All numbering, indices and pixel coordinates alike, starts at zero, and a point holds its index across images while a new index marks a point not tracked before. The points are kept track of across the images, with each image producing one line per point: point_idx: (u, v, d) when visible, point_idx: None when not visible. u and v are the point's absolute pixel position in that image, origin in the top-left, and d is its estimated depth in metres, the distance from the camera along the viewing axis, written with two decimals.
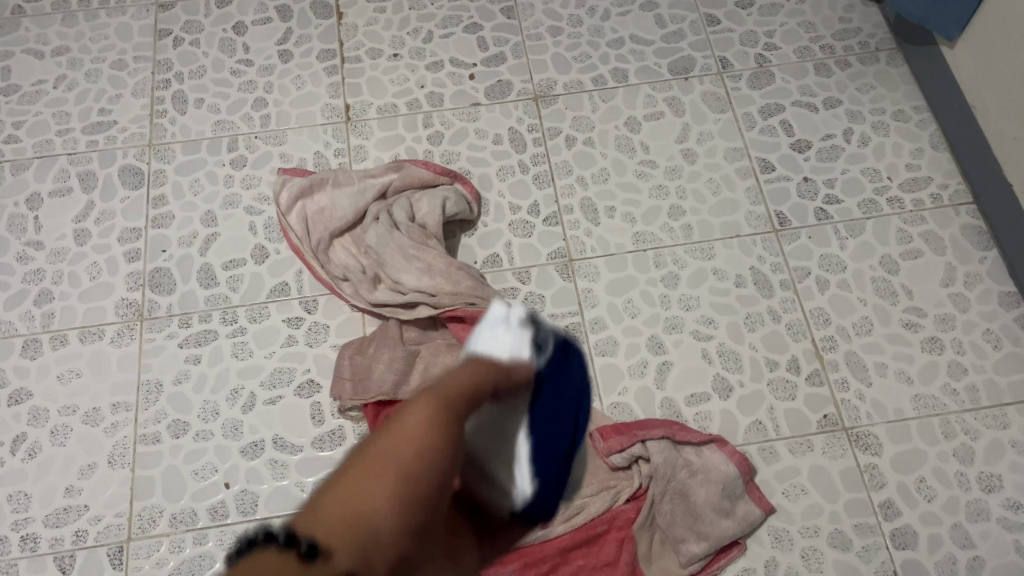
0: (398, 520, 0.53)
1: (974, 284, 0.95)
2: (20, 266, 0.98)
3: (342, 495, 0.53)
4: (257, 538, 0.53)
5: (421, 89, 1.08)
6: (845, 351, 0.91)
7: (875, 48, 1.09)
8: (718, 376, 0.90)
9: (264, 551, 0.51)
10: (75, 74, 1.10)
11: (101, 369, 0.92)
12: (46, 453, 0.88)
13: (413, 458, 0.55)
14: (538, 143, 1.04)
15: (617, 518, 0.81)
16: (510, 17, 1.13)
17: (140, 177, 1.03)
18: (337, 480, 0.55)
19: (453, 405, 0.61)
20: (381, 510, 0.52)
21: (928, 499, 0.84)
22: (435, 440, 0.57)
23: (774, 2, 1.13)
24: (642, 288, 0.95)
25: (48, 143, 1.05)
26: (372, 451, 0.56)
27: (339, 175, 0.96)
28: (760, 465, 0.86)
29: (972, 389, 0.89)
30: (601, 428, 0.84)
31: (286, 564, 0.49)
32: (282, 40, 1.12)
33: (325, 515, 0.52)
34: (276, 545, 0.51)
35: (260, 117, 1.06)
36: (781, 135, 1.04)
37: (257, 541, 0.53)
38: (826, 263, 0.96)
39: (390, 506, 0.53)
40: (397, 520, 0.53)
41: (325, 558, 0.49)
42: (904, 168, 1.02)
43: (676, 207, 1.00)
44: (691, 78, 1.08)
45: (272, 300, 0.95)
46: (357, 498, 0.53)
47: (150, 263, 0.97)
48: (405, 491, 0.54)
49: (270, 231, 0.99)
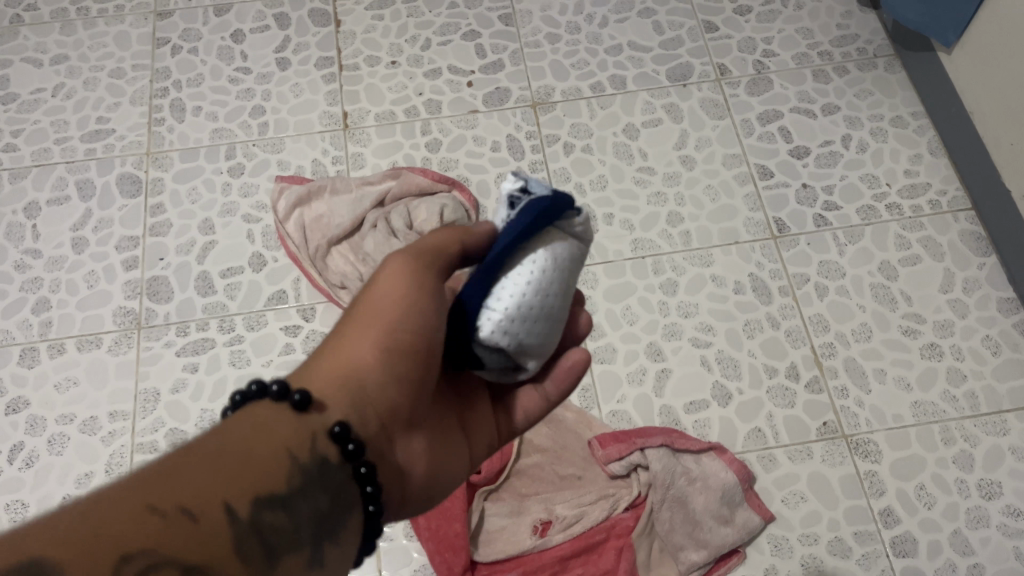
0: (390, 363, 0.46)
1: (973, 290, 0.94)
2: (18, 274, 0.98)
3: (334, 352, 0.47)
4: (237, 392, 0.43)
5: (419, 97, 1.08)
6: (844, 358, 0.91)
7: (873, 54, 1.09)
8: (717, 384, 0.90)
9: (253, 402, 0.43)
10: (73, 83, 1.10)
11: (98, 377, 0.91)
12: (43, 462, 0.87)
13: (409, 308, 0.47)
14: (536, 149, 1.04)
15: (615, 527, 0.81)
16: (508, 24, 1.13)
17: (138, 185, 1.03)
18: (331, 340, 0.48)
19: (434, 257, 0.50)
20: (370, 364, 0.46)
21: (928, 506, 0.84)
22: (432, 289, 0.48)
23: (772, 9, 1.14)
24: (640, 295, 0.95)
25: (46, 151, 1.05)
26: (369, 302, 0.48)
27: (337, 183, 0.98)
28: (760, 472, 0.86)
29: (971, 395, 0.89)
30: (600, 436, 0.84)
31: (279, 424, 0.42)
32: (280, 48, 1.12)
33: (317, 380, 0.45)
34: (266, 397, 0.43)
35: (259, 125, 1.06)
36: (779, 141, 1.04)
37: (234, 402, 0.43)
38: (825, 269, 0.96)
39: (380, 359, 0.46)
40: (390, 366, 0.46)
41: (316, 413, 0.44)
42: (902, 174, 1.02)
43: (675, 213, 1.00)
44: (689, 85, 1.08)
45: (270, 308, 0.94)
46: (348, 355, 0.46)
47: (148, 271, 0.97)
48: (398, 325, 0.47)
49: (268, 238, 0.99)
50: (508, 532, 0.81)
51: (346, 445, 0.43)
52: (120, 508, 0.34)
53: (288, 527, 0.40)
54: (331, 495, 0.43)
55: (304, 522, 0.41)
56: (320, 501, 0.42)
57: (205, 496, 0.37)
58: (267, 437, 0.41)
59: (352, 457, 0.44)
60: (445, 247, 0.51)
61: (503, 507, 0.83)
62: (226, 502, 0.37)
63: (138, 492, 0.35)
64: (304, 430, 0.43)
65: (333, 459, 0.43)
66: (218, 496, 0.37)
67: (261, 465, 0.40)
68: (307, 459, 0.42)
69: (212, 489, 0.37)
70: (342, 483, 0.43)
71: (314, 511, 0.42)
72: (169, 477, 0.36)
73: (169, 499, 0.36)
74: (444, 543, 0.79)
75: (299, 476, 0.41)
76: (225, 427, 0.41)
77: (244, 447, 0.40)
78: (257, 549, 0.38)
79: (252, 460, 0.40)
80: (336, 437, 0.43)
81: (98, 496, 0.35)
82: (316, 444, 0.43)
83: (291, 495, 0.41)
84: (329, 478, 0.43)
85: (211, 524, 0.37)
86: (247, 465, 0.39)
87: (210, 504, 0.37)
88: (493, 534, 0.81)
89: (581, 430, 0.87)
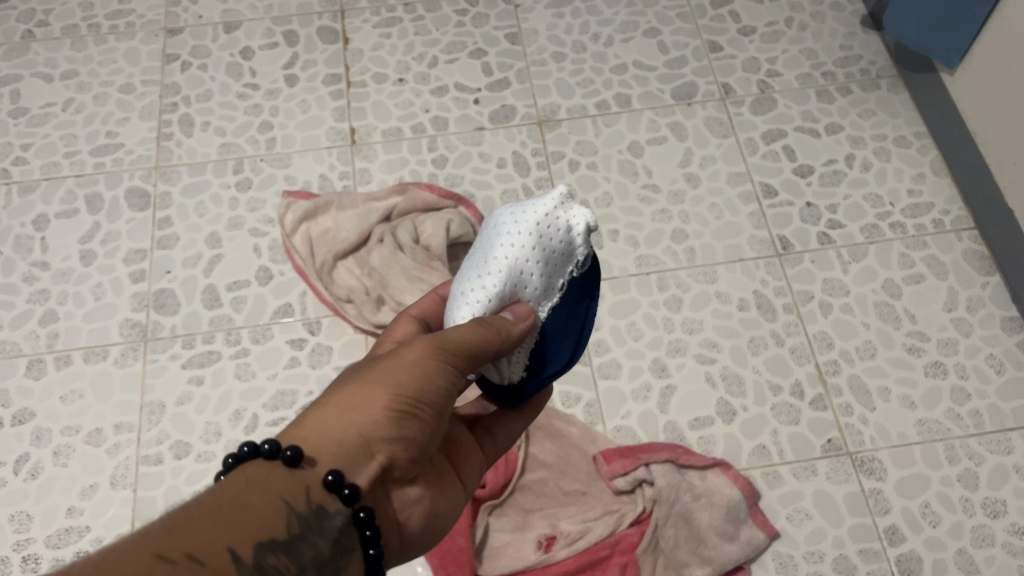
0: (393, 432, 0.47)
1: (977, 308, 0.95)
2: (26, 286, 0.98)
3: (339, 407, 0.47)
4: (230, 457, 0.45)
5: (426, 114, 1.09)
6: (848, 375, 0.91)
7: (876, 75, 1.10)
8: (721, 401, 0.90)
9: (248, 463, 0.45)
10: (83, 98, 1.11)
11: (103, 390, 0.91)
12: (48, 474, 0.87)
13: (420, 388, 0.48)
14: (542, 166, 1.05)
15: (620, 543, 0.80)
16: (514, 43, 1.14)
17: (145, 199, 1.04)
18: (332, 397, 0.48)
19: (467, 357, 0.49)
20: (375, 427, 0.47)
21: (933, 525, 0.84)
22: (444, 376, 0.49)
23: (776, 30, 1.15)
24: (645, 311, 0.95)
25: (56, 165, 1.06)
26: (383, 367, 0.49)
27: (344, 200, 0.99)
28: (764, 489, 0.86)
29: (976, 414, 0.89)
30: (603, 452, 0.85)
31: (273, 478, 0.44)
32: (288, 65, 1.13)
33: (315, 434, 0.46)
34: (259, 457, 0.45)
35: (266, 140, 1.07)
36: (783, 160, 1.05)
37: (230, 465, 0.45)
38: (829, 287, 0.96)
39: (386, 422, 0.47)
40: (393, 434, 0.47)
41: (309, 468, 0.45)
42: (906, 193, 1.02)
43: (679, 230, 1.00)
44: (693, 104, 1.09)
45: (276, 322, 0.95)
46: (353, 416, 0.47)
47: (154, 283, 0.98)
48: (408, 398, 0.47)
49: (275, 253, 0.99)
50: (512, 548, 0.81)
51: (342, 490, 0.45)
52: (129, 559, 0.36)
53: (290, 568, 0.42)
54: (332, 538, 0.44)
55: (306, 563, 0.43)
56: (320, 547, 0.44)
57: (208, 542, 0.39)
58: (263, 488, 0.43)
59: (349, 501, 0.45)
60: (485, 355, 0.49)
61: (507, 523, 0.83)
62: (229, 547, 0.40)
63: (145, 541, 0.37)
64: (298, 482, 0.44)
65: (329, 506, 0.45)
66: (220, 542, 0.39)
67: (259, 513, 0.42)
68: (304, 507, 0.44)
69: (213, 534, 0.39)
70: (340, 525, 0.45)
71: (317, 554, 0.43)
72: (176, 528, 0.39)
73: (173, 546, 0.38)
74: (448, 557, 0.79)
75: (296, 521, 0.43)
76: (220, 485, 0.43)
77: (243, 499, 0.42)
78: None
79: (250, 507, 0.42)
80: (330, 486, 0.45)
81: (109, 551, 0.37)
82: (311, 493, 0.44)
83: (290, 538, 0.42)
84: (326, 522, 0.44)
85: (216, 566, 0.39)
86: (246, 512, 0.41)
87: (213, 547, 0.39)
88: (498, 549, 0.81)
89: (585, 446, 0.87)
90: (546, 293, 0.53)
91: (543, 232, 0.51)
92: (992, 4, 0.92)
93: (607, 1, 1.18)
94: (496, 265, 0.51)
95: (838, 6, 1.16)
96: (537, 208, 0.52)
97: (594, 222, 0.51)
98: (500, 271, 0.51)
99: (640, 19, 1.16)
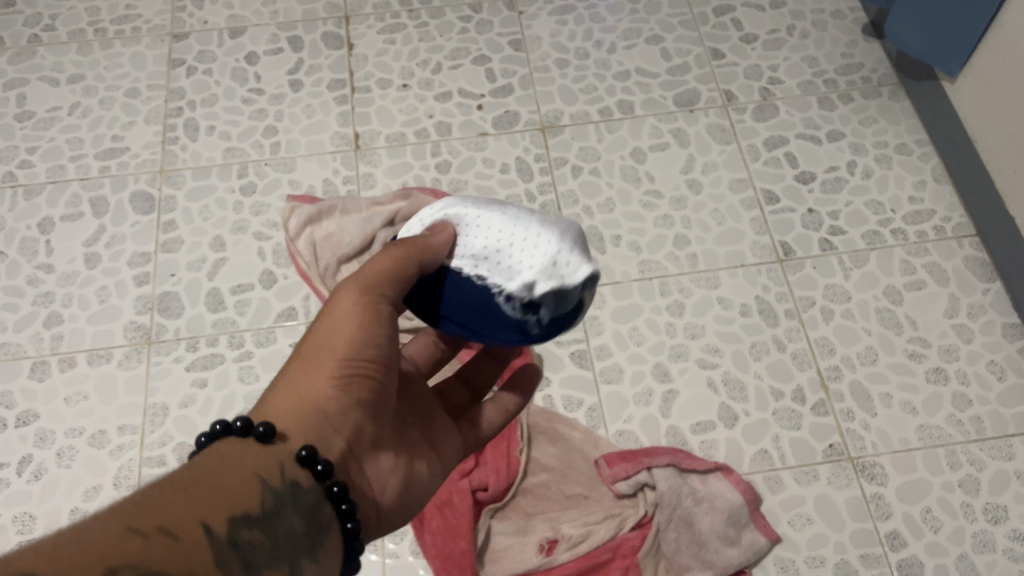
0: (347, 392, 0.50)
1: (978, 315, 0.95)
2: (31, 288, 0.99)
3: (288, 390, 0.49)
4: (205, 435, 0.46)
5: (430, 119, 1.09)
6: (850, 381, 0.92)
7: (877, 83, 1.11)
8: (723, 406, 0.90)
9: (221, 441, 0.46)
10: (89, 102, 1.12)
11: (107, 392, 0.92)
12: (51, 475, 0.88)
13: (358, 343, 0.50)
14: (545, 172, 1.05)
15: (622, 547, 0.81)
16: (517, 49, 1.15)
17: (151, 202, 1.04)
18: (279, 381, 0.50)
19: (384, 291, 0.52)
20: (327, 396, 0.49)
21: (934, 530, 0.84)
22: (376, 326, 0.51)
23: (778, 37, 1.15)
24: (647, 316, 0.95)
25: (62, 168, 1.07)
26: (319, 339, 0.51)
27: (348, 204, 1.00)
28: (766, 494, 0.86)
29: (977, 420, 0.89)
30: (606, 456, 0.85)
31: (248, 455, 0.45)
32: (293, 70, 1.14)
33: (275, 417, 0.48)
34: (233, 435, 0.46)
35: (271, 145, 1.08)
36: (785, 166, 1.05)
37: (204, 443, 0.46)
38: (831, 293, 0.97)
39: (336, 388, 0.50)
40: (348, 397, 0.50)
41: (280, 443, 0.47)
42: (907, 200, 1.03)
43: (682, 236, 1.01)
44: (695, 111, 1.10)
45: (279, 325, 0.95)
46: (302, 393, 0.49)
47: (159, 286, 0.98)
48: (351, 360, 0.50)
49: (279, 256, 1.00)
50: (514, 551, 0.82)
51: (314, 465, 0.47)
52: (103, 533, 0.36)
53: (264, 543, 0.42)
54: (306, 513, 0.45)
55: (281, 538, 0.43)
56: (294, 521, 0.44)
57: (182, 518, 0.39)
58: (237, 465, 0.44)
59: (321, 476, 0.47)
60: (399, 281, 0.52)
61: (508, 526, 0.83)
62: (202, 522, 0.40)
63: (117, 516, 0.37)
64: (271, 458, 0.46)
65: (302, 481, 0.46)
66: (193, 518, 0.39)
67: (233, 488, 0.42)
68: (278, 482, 0.45)
69: (186, 510, 0.39)
70: (313, 500, 0.46)
71: (291, 528, 0.44)
72: (148, 503, 0.38)
73: (145, 521, 0.37)
74: (451, 561, 0.79)
75: (271, 496, 0.44)
76: (193, 463, 0.43)
77: (216, 475, 0.43)
78: (238, 564, 0.40)
79: (223, 484, 0.42)
80: (303, 460, 0.46)
81: (81, 524, 0.36)
82: (284, 468, 0.46)
83: (265, 513, 0.43)
84: (300, 498, 0.45)
85: (190, 540, 0.39)
86: (218, 487, 0.42)
87: (188, 523, 0.39)
88: (499, 553, 0.82)
89: (587, 450, 0.87)
90: (472, 267, 0.54)
91: (538, 243, 0.54)
92: (992, 13, 0.92)
93: (610, 9, 1.18)
94: (496, 214, 0.56)
95: (839, 14, 1.17)
96: (557, 238, 0.55)
97: (529, 285, 0.53)
98: (487, 221, 0.56)
99: (642, 26, 1.17)
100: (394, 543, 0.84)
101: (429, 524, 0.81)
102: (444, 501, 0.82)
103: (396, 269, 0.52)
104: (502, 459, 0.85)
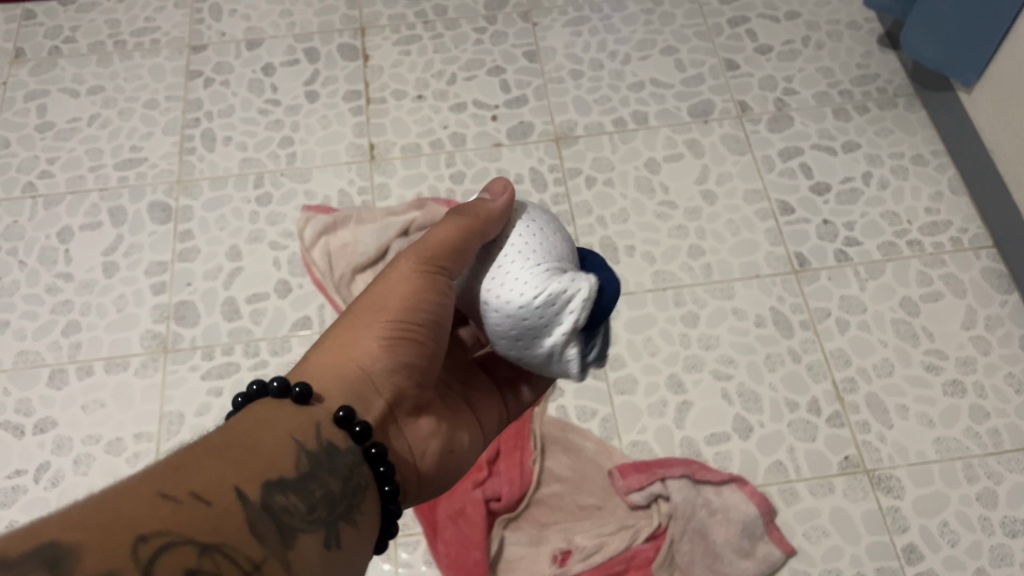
0: (393, 355, 0.52)
1: (996, 326, 0.94)
2: (50, 297, 1.00)
3: (337, 344, 0.52)
4: (241, 395, 0.48)
5: (444, 130, 1.10)
6: (865, 393, 0.91)
7: (893, 94, 1.11)
8: (738, 416, 0.90)
9: (258, 400, 0.47)
10: (108, 113, 1.13)
11: (124, 400, 0.92)
12: (69, 482, 0.88)
13: (408, 306, 0.52)
14: (559, 181, 1.05)
15: (636, 558, 0.81)
16: (532, 61, 1.15)
17: (168, 212, 1.05)
18: (328, 337, 0.53)
19: (441, 256, 0.53)
20: (373, 358, 0.51)
21: (952, 544, 0.83)
22: (429, 288, 0.53)
23: (792, 48, 1.15)
24: (661, 327, 0.95)
25: (81, 179, 1.08)
26: (369, 302, 0.53)
27: (364, 215, 1.02)
28: (781, 506, 0.86)
29: (995, 432, 0.88)
30: (620, 466, 0.86)
31: (284, 416, 0.46)
32: (310, 81, 1.15)
33: (321, 375, 0.50)
34: (268, 395, 0.47)
35: (287, 155, 1.09)
36: (800, 177, 1.05)
37: (241, 403, 0.48)
38: (847, 304, 0.96)
39: (382, 352, 0.51)
40: (392, 361, 0.51)
41: (317, 405, 0.48)
42: (923, 211, 1.02)
43: (697, 247, 1.00)
44: (709, 121, 1.10)
45: (295, 334, 0.96)
46: (348, 352, 0.51)
47: (175, 295, 0.99)
48: (396, 324, 0.52)
49: (294, 265, 1.00)
50: (528, 561, 0.82)
51: (352, 427, 0.47)
52: (134, 497, 0.37)
53: (300, 508, 0.42)
54: (342, 477, 0.46)
55: (316, 501, 0.43)
56: (330, 484, 0.45)
57: (212, 482, 0.39)
58: (272, 427, 0.45)
59: (360, 438, 0.48)
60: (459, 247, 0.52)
61: (522, 537, 0.84)
62: (237, 486, 0.40)
63: (151, 481, 0.38)
64: (308, 418, 0.47)
65: (339, 443, 0.47)
66: (224, 481, 0.40)
67: (267, 452, 0.43)
68: (314, 445, 0.45)
69: (217, 476, 0.40)
70: (351, 463, 0.47)
71: (327, 491, 0.44)
72: (182, 467, 0.39)
73: (177, 486, 0.38)
74: (463, 570, 0.81)
75: (306, 459, 0.44)
76: (230, 424, 0.44)
77: (251, 438, 0.43)
78: (272, 528, 0.40)
79: (260, 447, 0.43)
80: (340, 421, 0.47)
81: (113, 490, 0.37)
82: (320, 430, 0.46)
83: (301, 476, 0.44)
84: (337, 460, 0.46)
85: (224, 504, 0.39)
86: (252, 451, 0.42)
87: (218, 487, 0.39)
88: (514, 561, 0.83)
89: (602, 461, 0.87)
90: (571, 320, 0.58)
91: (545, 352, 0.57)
92: (1009, 23, 0.92)
93: (624, 20, 1.19)
94: None
95: (855, 25, 1.16)
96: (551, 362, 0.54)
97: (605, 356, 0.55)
98: None
99: (656, 37, 1.17)
100: (407, 552, 0.84)
101: (442, 534, 0.82)
102: (457, 510, 0.83)
103: (454, 236, 0.52)
104: (516, 469, 0.85)
